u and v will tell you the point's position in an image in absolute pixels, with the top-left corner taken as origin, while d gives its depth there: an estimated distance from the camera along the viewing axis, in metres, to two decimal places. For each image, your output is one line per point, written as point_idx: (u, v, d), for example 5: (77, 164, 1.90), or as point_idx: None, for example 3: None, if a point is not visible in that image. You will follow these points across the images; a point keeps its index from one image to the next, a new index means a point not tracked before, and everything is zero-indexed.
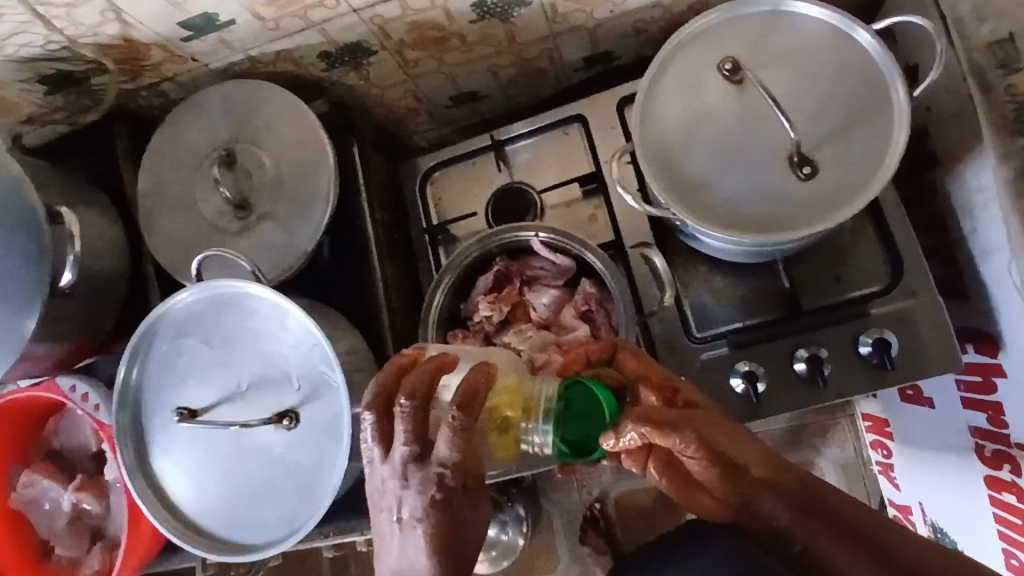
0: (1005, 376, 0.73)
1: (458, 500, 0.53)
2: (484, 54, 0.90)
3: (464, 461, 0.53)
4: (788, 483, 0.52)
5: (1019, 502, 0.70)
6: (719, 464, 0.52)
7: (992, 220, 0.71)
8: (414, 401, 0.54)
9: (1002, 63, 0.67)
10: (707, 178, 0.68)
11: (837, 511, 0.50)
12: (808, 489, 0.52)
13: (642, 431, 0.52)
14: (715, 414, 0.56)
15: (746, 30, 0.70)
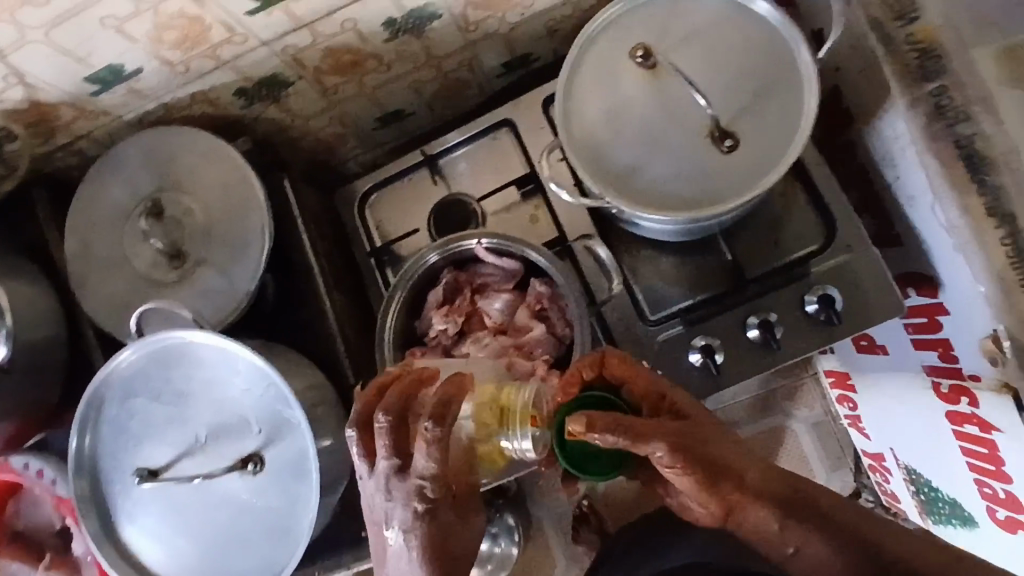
0: (948, 314, 0.76)
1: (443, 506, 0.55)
2: (404, 72, 0.91)
3: (441, 471, 0.53)
4: (783, 490, 0.55)
5: (982, 432, 0.70)
6: (704, 474, 0.54)
7: (910, 166, 0.74)
8: (390, 417, 0.55)
9: (899, 15, 0.70)
10: (636, 164, 0.70)
11: (833, 517, 0.53)
12: (802, 495, 0.55)
13: (620, 441, 0.53)
14: (702, 422, 0.58)
15: (651, 17, 0.72)
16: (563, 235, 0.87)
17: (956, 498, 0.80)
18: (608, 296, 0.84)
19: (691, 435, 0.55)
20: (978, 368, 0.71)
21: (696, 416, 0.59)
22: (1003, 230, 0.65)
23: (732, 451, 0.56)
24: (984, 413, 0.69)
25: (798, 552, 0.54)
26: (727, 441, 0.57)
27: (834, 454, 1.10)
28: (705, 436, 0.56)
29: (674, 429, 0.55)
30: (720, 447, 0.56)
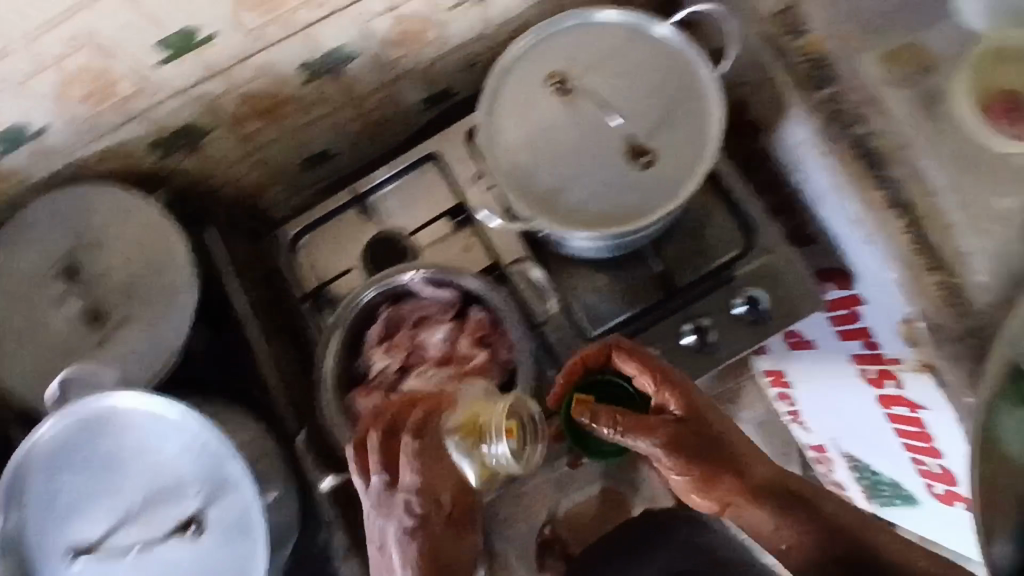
0: (862, 303, 0.81)
1: (433, 516, 0.59)
2: (324, 113, 0.90)
3: (428, 484, 0.59)
4: (786, 500, 0.59)
5: (911, 411, 0.77)
6: (700, 471, 0.60)
7: (814, 168, 0.79)
8: (381, 434, 0.61)
9: (790, 29, 0.75)
10: (560, 186, 0.71)
11: (830, 518, 0.58)
12: (807, 506, 0.59)
13: (614, 429, 0.61)
14: (712, 419, 0.62)
15: (559, 45, 0.75)
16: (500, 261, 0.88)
17: (898, 479, 0.92)
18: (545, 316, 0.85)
19: (697, 435, 0.60)
20: (896, 353, 0.76)
21: (712, 417, 0.62)
22: (903, 220, 0.70)
23: (742, 455, 0.61)
24: (909, 394, 0.75)
25: (790, 549, 0.58)
26: (734, 446, 0.61)
27: (779, 449, 1.14)
28: (713, 438, 0.61)
29: (681, 431, 0.60)
30: (726, 449, 0.61)
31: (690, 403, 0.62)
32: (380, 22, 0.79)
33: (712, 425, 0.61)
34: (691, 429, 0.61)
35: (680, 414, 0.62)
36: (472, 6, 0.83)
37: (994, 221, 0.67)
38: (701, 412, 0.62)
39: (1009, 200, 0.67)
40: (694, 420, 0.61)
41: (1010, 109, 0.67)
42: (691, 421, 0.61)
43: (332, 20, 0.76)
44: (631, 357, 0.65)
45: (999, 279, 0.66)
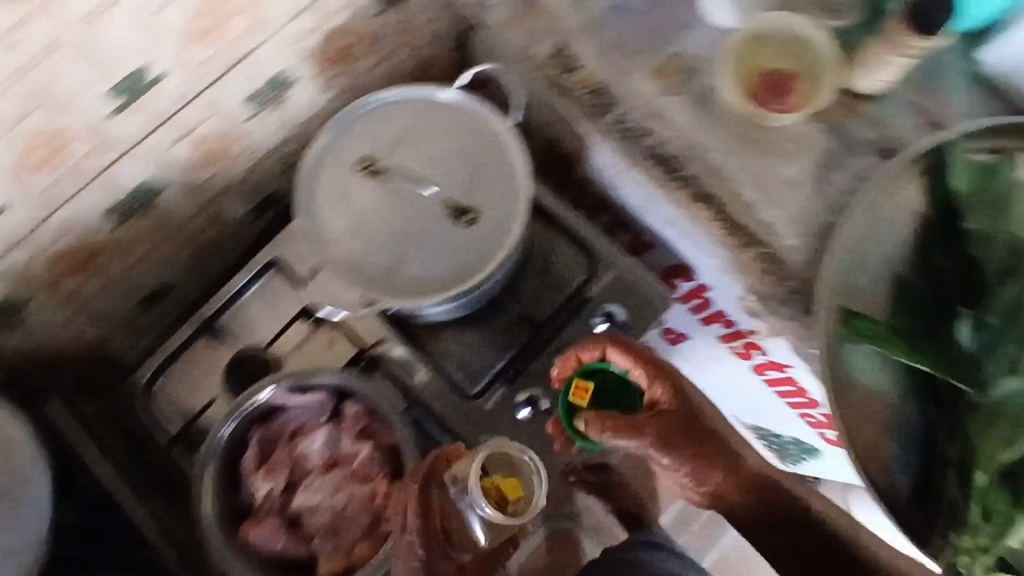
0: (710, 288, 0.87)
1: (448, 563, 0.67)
2: (150, 248, 0.88)
3: (426, 529, 0.67)
4: (753, 480, 0.77)
5: (781, 371, 0.84)
6: (694, 463, 0.73)
7: (631, 180, 0.85)
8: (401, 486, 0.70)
9: (565, 67, 0.80)
10: (395, 265, 0.72)
11: (790, 502, 0.76)
12: (769, 484, 0.77)
13: (607, 431, 0.74)
14: (699, 418, 0.76)
15: (357, 133, 0.76)
16: (366, 344, 0.87)
17: (797, 436, 0.98)
18: (422, 384, 0.85)
19: (689, 425, 0.75)
20: (745, 322, 0.83)
21: (698, 409, 0.77)
22: (708, 209, 0.77)
23: (731, 448, 0.77)
24: (774, 356, 0.82)
25: (772, 521, 0.77)
26: (715, 432, 0.77)
27: None
28: (702, 429, 0.75)
29: (679, 424, 0.74)
30: (711, 438, 0.76)
31: (682, 399, 0.76)
32: (177, 150, 0.79)
33: (701, 418, 0.76)
34: (687, 421, 0.75)
35: (671, 407, 0.75)
36: (269, 110, 0.84)
37: (784, 190, 0.75)
38: (691, 407, 0.76)
39: (790, 168, 0.75)
40: (687, 413, 0.75)
41: (774, 82, 0.76)
42: (682, 413, 0.75)
43: (125, 161, 0.75)
44: (633, 357, 0.76)
45: (803, 239, 0.74)
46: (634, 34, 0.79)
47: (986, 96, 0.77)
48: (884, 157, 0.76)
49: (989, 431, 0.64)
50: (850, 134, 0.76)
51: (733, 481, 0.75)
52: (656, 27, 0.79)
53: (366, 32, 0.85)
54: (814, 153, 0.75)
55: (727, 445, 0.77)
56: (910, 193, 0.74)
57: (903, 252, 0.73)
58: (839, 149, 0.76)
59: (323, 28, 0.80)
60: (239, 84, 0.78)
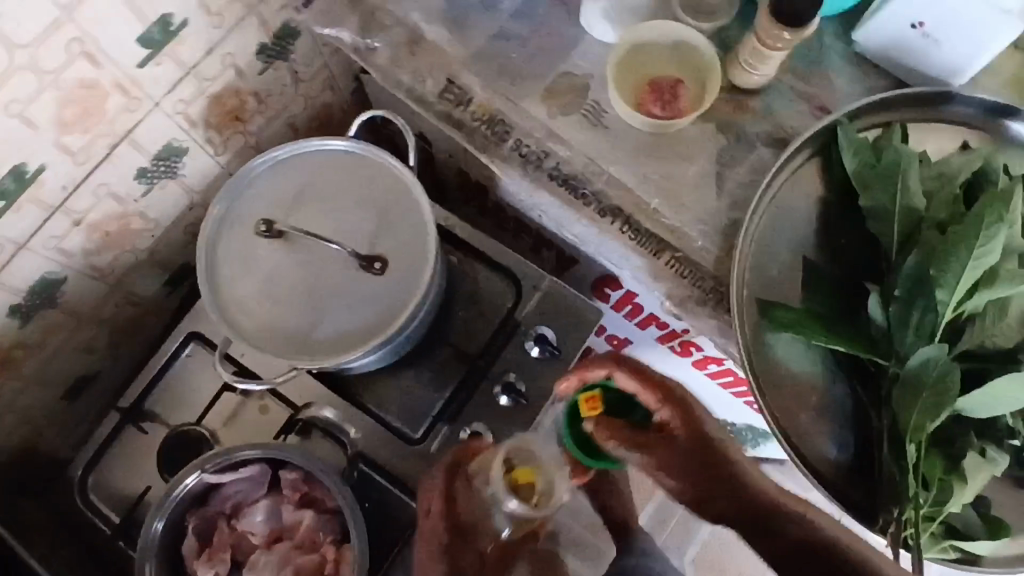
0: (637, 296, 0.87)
1: (466, 552, 0.72)
2: (60, 344, 0.83)
3: (446, 511, 0.73)
4: (759, 507, 0.64)
5: (721, 365, 0.86)
6: (688, 481, 0.67)
7: (546, 205, 0.79)
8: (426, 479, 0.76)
9: (458, 100, 0.79)
10: (311, 324, 0.72)
11: (790, 524, 0.63)
12: (779, 513, 0.64)
13: (616, 445, 0.70)
14: (705, 438, 0.68)
15: (254, 197, 0.75)
16: (299, 409, 0.84)
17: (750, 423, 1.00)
18: (352, 441, 0.83)
19: (691, 450, 0.68)
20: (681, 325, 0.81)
21: (706, 432, 0.69)
22: (617, 221, 0.76)
23: (738, 469, 0.67)
24: (709, 353, 0.84)
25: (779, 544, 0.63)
26: (722, 455, 0.68)
27: None
28: (704, 449, 0.68)
29: (677, 446, 0.68)
30: (717, 461, 0.67)
31: (688, 420, 0.69)
32: (73, 238, 0.76)
33: (707, 437, 0.68)
34: (687, 443, 0.68)
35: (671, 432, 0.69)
36: (164, 183, 0.82)
37: (686, 193, 0.76)
38: (697, 428, 0.69)
39: (689, 170, 0.76)
40: (688, 436, 0.68)
41: (659, 91, 0.77)
42: (685, 438, 0.68)
43: (18, 258, 0.72)
44: (639, 375, 0.71)
45: (712, 238, 0.75)
46: (518, 60, 0.79)
47: (867, 74, 0.79)
48: (778, 147, 0.78)
49: (912, 403, 0.64)
50: (742, 129, 0.78)
51: (732, 513, 0.66)
52: (539, 50, 0.80)
53: (252, 90, 0.85)
54: (710, 153, 0.77)
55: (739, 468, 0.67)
56: (807, 179, 0.77)
57: (806, 235, 0.76)
58: (734, 145, 0.77)
59: (204, 94, 0.79)
60: (126, 162, 0.76)
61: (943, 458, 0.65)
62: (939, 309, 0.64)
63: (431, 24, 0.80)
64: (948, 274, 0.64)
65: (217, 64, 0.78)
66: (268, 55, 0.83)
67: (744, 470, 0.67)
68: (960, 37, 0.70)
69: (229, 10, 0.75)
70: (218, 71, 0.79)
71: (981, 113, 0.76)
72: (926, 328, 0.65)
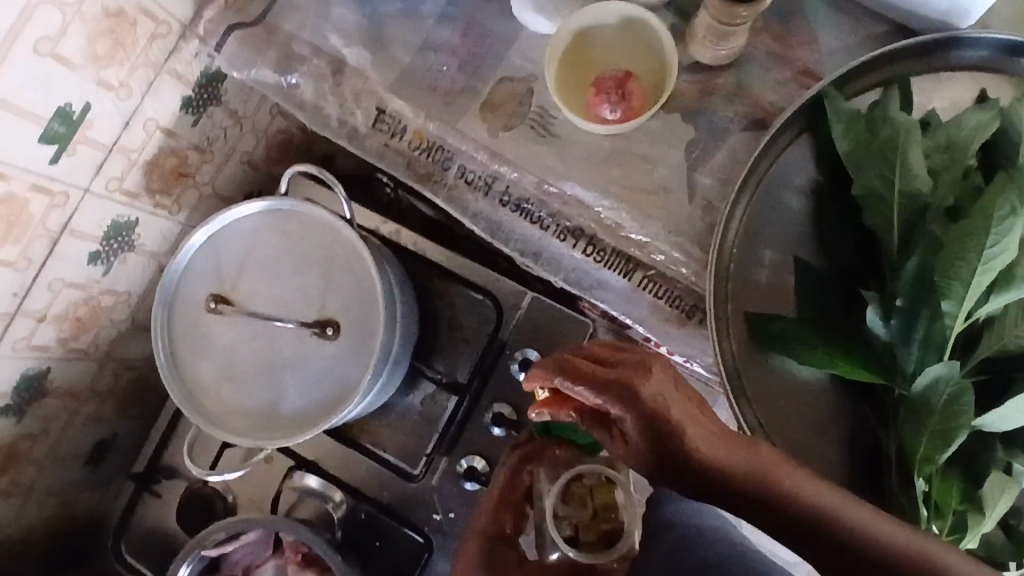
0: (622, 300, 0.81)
1: (508, 552, 0.56)
2: (66, 421, 0.86)
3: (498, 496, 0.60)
4: (722, 494, 0.41)
5: None
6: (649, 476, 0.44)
7: (510, 220, 0.71)
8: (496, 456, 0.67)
9: (392, 130, 0.72)
10: (274, 397, 0.71)
11: (794, 523, 0.39)
12: (762, 503, 0.40)
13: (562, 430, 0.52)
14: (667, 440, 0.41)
15: (198, 275, 0.72)
16: (290, 472, 0.84)
17: None
18: (353, 483, 0.84)
19: (652, 454, 0.42)
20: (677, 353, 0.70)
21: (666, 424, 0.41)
22: (579, 243, 0.69)
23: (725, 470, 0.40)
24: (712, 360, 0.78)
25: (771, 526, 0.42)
26: (690, 455, 0.41)
27: None
28: (666, 456, 0.42)
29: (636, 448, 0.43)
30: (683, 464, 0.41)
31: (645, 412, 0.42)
32: (42, 334, 0.76)
33: (665, 432, 0.41)
34: (641, 447, 0.42)
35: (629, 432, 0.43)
36: (123, 257, 0.81)
37: (653, 201, 0.67)
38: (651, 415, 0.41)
39: (655, 175, 0.67)
40: (648, 438, 0.42)
41: (606, 92, 0.67)
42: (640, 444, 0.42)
43: None
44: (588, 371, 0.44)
45: (688, 250, 0.66)
46: (450, 73, 0.71)
47: (850, 32, 0.68)
48: (755, 132, 0.67)
49: (919, 429, 0.56)
50: (712, 116, 0.67)
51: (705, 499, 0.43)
52: (472, 57, 0.71)
53: (190, 145, 0.80)
54: (676, 152, 0.67)
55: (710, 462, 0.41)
56: (796, 166, 0.66)
57: (798, 231, 0.66)
58: (704, 136, 0.67)
59: (137, 165, 0.76)
60: (74, 252, 0.74)
61: (965, 477, 0.58)
62: (947, 322, 0.55)
63: (351, 47, 0.73)
64: (955, 284, 0.53)
65: (141, 133, 0.74)
66: (195, 105, 0.78)
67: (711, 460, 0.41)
68: None
69: (134, 79, 0.70)
70: (144, 139, 0.75)
71: (994, 54, 0.65)
72: (935, 342, 0.56)
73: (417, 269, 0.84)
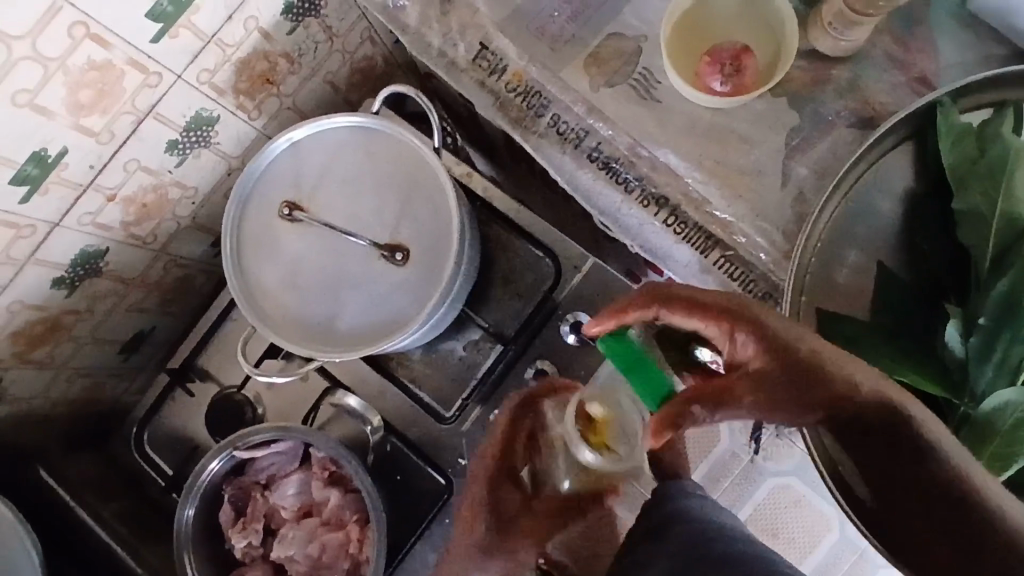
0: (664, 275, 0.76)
1: (511, 492, 0.63)
2: (111, 307, 0.87)
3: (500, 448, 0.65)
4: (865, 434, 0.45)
5: None
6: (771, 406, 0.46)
7: (593, 177, 0.69)
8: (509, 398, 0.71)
9: (491, 69, 0.71)
10: (331, 314, 0.70)
11: (889, 434, 0.44)
12: (871, 416, 0.44)
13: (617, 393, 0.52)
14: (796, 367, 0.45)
15: (275, 179, 0.71)
16: (329, 390, 0.84)
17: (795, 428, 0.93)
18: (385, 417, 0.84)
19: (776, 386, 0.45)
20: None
21: (790, 357, 0.45)
22: (662, 212, 0.67)
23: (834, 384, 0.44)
24: None
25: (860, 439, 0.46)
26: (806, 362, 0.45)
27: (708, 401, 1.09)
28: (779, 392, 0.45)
29: (730, 404, 0.46)
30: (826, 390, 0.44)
31: (761, 340, 0.46)
32: (108, 213, 0.76)
33: (794, 360, 0.45)
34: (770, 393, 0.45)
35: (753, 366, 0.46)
36: (198, 152, 0.81)
37: (744, 182, 0.66)
38: (775, 345, 0.45)
39: (752, 156, 0.66)
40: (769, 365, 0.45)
41: (721, 62, 0.65)
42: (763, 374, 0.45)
43: (56, 235, 0.73)
44: (675, 303, 0.48)
45: (769, 236, 0.66)
46: (560, 20, 0.70)
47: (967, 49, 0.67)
48: (856, 131, 0.66)
49: (978, 449, 0.56)
50: (820, 106, 0.66)
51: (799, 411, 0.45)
52: (586, 7, 0.70)
53: (282, 52, 0.80)
54: (775, 137, 0.66)
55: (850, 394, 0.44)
56: (895, 171, 0.65)
57: (885, 237, 0.65)
58: (809, 125, 0.66)
59: (229, 61, 0.75)
60: (154, 136, 0.74)
61: None
62: None
63: None
64: None
65: (241, 30, 0.74)
66: (295, 13, 0.77)
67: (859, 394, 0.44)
68: None
69: None
70: (242, 36, 0.74)
71: None
72: (1010, 365, 0.56)
73: (483, 216, 0.84)
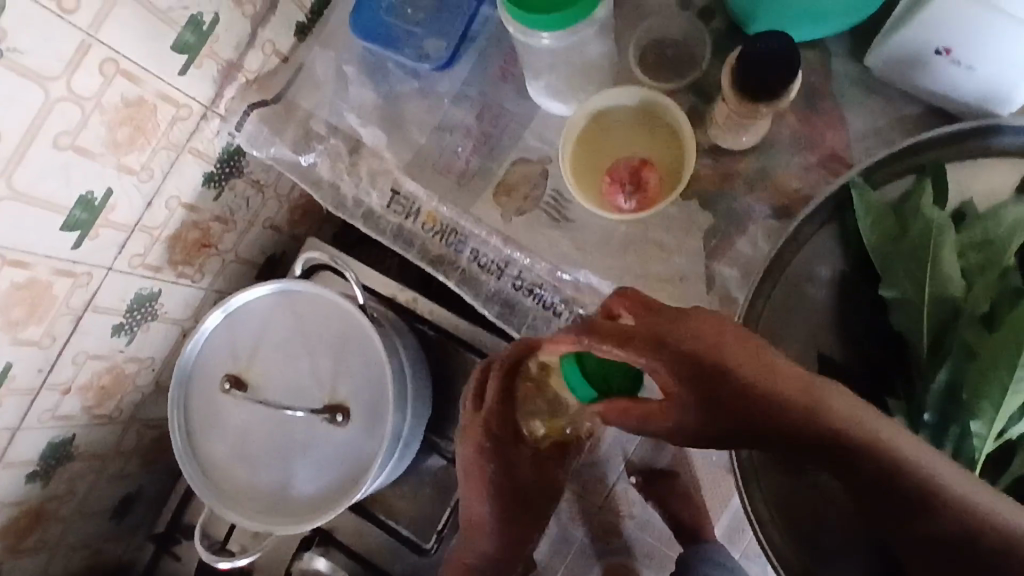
0: None
1: (517, 447, 0.66)
2: (92, 482, 0.88)
3: (496, 417, 0.63)
4: (831, 456, 0.45)
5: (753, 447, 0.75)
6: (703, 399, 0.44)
7: (526, 301, 0.71)
8: (501, 362, 0.60)
9: (406, 212, 0.72)
10: (286, 479, 0.71)
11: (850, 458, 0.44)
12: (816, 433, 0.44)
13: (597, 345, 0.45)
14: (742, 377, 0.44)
15: (214, 353, 0.72)
16: (297, 555, 0.83)
17: None
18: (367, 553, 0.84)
19: (717, 401, 0.44)
20: None
21: (749, 390, 0.44)
22: None
23: (782, 414, 0.44)
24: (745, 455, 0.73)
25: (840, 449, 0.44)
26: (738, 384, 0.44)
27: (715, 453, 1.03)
28: (714, 395, 0.44)
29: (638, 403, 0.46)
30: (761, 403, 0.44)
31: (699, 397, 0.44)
32: (67, 404, 0.78)
33: (759, 401, 0.44)
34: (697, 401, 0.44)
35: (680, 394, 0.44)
36: (147, 326, 0.82)
37: (669, 290, 0.65)
38: (737, 392, 0.44)
39: (672, 263, 0.65)
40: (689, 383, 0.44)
41: (621, 181, 0.65)
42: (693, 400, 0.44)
43: (19, 439, 0.75)
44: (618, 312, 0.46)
45: None
46: (465, 155, 0.70)
47: (876, 119, 0.65)
48: (773, 222, 0.65)
49: None
50: (733, 202, 0.65)
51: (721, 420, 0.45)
52: (487, 137, 0.70)
53: (213, 217, 0.81)
54: (691, 239, 0.65)
55: (812, 402, 0.44)
56: (823, 256, 0.63)
57: (822, 326, 0.63)
58: (724, 223, 0.65)
59: (160, 240, 0.77)
60: (98, 326, 0.76)
61: None
62: (976, 442, 0.51)
63: (368, 127, 0.73)
64: (985, 402, 0.50)
65: (164, 211, 0.75)
66: (217, 180, 0.79)
67: (842, 424, 0.44)
68: (998, 59, 0.54)
69: (155, 162, 0.70)
70: (166, 217, 0.76)
71: None
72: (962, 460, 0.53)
73: (432, 338, 0.83)
